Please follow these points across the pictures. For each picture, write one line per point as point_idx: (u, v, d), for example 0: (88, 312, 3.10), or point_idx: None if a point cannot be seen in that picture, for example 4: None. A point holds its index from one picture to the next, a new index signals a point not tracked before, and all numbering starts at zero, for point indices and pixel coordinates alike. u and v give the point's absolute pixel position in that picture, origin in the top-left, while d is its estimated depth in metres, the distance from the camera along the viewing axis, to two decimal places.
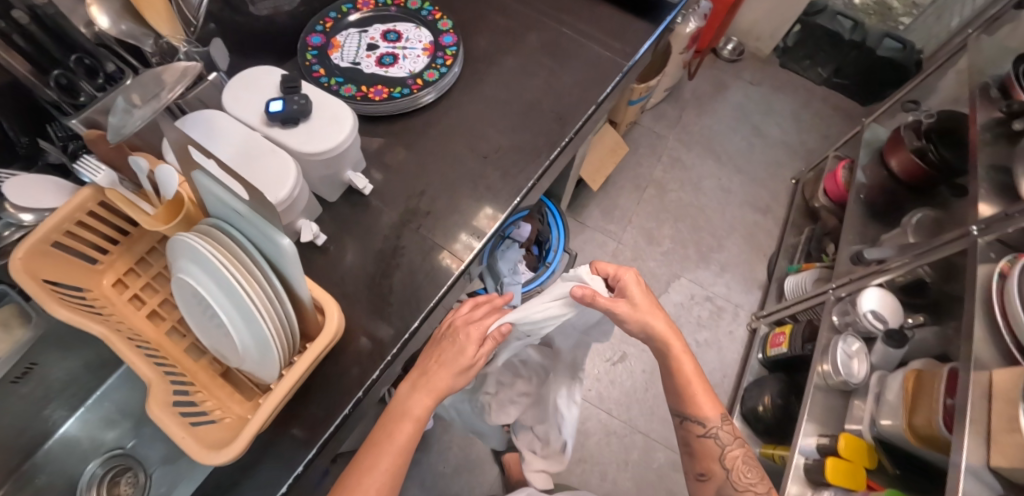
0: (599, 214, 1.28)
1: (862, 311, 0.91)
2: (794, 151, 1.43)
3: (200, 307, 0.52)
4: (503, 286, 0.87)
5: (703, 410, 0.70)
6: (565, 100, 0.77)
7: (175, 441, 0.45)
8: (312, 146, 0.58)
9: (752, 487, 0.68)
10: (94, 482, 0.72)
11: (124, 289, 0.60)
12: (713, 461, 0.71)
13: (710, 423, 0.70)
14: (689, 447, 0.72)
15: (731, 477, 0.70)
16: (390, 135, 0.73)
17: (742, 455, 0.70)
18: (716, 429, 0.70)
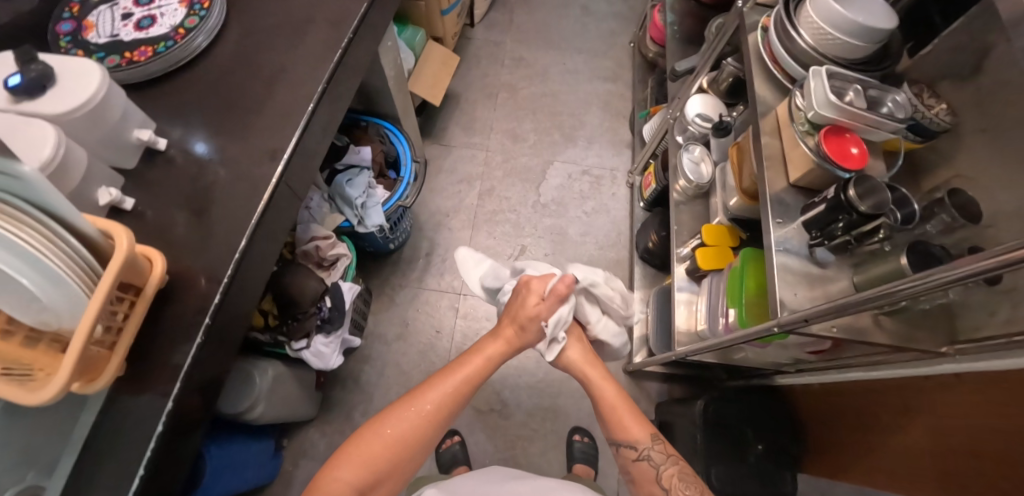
0: (460, 131, 1.33)
1: (690, 118, 0.98)
2: (623, 19, 1.53)
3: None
4: (360, 209, 0.92)
5: (632, 433, 0.75)
6: (340, 7, 0.80)
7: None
8: (65, 104, 0.56)
9: None
10: None
11: None
12: (652, 486, 0.72)
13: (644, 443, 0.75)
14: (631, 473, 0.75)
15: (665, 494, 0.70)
16: (169, 88, 0.72)
17: (679, 473, 0.71)
18: (650, 450, 0.74)
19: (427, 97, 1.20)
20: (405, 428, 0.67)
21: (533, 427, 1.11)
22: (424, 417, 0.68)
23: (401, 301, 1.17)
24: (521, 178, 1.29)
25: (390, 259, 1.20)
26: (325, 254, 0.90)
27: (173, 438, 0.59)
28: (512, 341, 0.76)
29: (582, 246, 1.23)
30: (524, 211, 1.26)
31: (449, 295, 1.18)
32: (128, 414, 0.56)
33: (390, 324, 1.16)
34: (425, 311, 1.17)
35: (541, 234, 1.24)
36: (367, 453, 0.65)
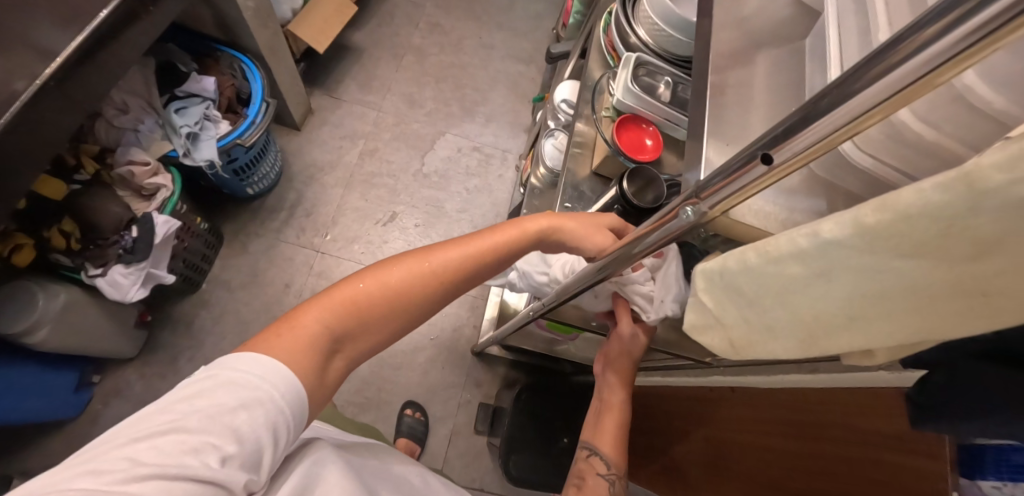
0: (356, 87, 1.26)
1: (557, 102, 0.96)
2: (552, 5, 1.50)
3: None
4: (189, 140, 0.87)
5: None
6: None
7: None
8: None
9: None
10: None
11: None
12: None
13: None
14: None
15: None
16: None
17: None
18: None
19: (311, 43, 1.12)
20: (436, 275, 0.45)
21: (368, 396, 1.06)
22: (373, 307, 0.43)
23: (253, 249, 1.11)
24: (408, 144, 1.24)
25: (249, 206, 1.13)
26: (142, 181, 0.85)
27: None
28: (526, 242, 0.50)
29: (456, 222, 1.19)
30: (404, 178, 1.20)
31: (305, 252, 1.12)
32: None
33: (236, 272, 1.10)
34: (276, 264, 1.11)
35: (416, 204, 1.19)
36: (353, 300, 0.42)
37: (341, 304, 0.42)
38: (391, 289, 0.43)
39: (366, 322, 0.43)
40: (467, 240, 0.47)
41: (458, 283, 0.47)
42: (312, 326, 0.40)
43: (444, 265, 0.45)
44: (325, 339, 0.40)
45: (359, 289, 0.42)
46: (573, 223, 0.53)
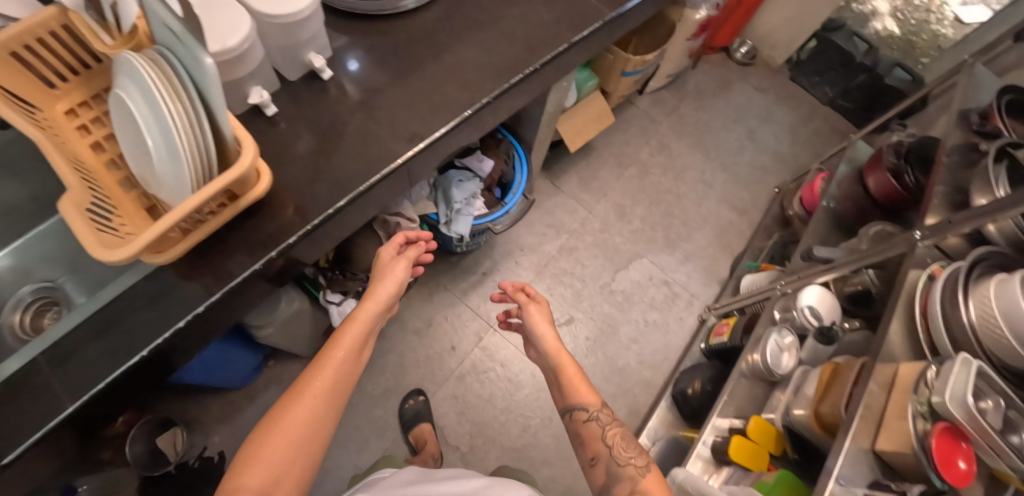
0: (576, 182, 1.29)
1: (800, 304, 0.92)
2: (784, 161, 1.44)
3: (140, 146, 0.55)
4: (453, 213, 0.92)
5: (585, 397, 0.72)
6: (541, 33, 0.78)
7: (77, 233, 0.48)
8: (268, 7, 0.59)
9: (631, 460, 0.66)
10: (20, 306, 0.75)
11: (85, 134, 0.64)
12: (597, 445, 0.69)
13: (587, 406, 0.72)
14: (579, 436, 0.71)
15: (610, 454, 0.68)
16: (363, 31, 0.73)
17: (622, 433, 0.70)
18: (599, 412, 0.71)
19: (564, 137, 1.16)
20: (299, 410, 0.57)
21: None
22: (298, 436, 0.56)
23: (438, 301, 1.16)
24: (605, 254, 1.23)
25: (449, 259, 1.18)
26: (401, 233, 0.89)
27: (197, 328, 0.63)
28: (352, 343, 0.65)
29: (625, 350, 1.16)
30: (590, 287, 1.20)
31: (479, 322, 1.16)
32: (167, 299, 0.60)
33: (415, 317, 1.14)
34: (451, 323, 1.15)
35: (593, 317, 1.18)
36: (287, 439, 0.55)
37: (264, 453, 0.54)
38: (300, 425, 0.56)
39: (305, 447, 0.56)
40: (331, 349, 0.64)
41: (338, 390, 0.62)
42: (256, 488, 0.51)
43: (321, 378, 0.60)
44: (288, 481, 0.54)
45: (275, 438, 0.55)
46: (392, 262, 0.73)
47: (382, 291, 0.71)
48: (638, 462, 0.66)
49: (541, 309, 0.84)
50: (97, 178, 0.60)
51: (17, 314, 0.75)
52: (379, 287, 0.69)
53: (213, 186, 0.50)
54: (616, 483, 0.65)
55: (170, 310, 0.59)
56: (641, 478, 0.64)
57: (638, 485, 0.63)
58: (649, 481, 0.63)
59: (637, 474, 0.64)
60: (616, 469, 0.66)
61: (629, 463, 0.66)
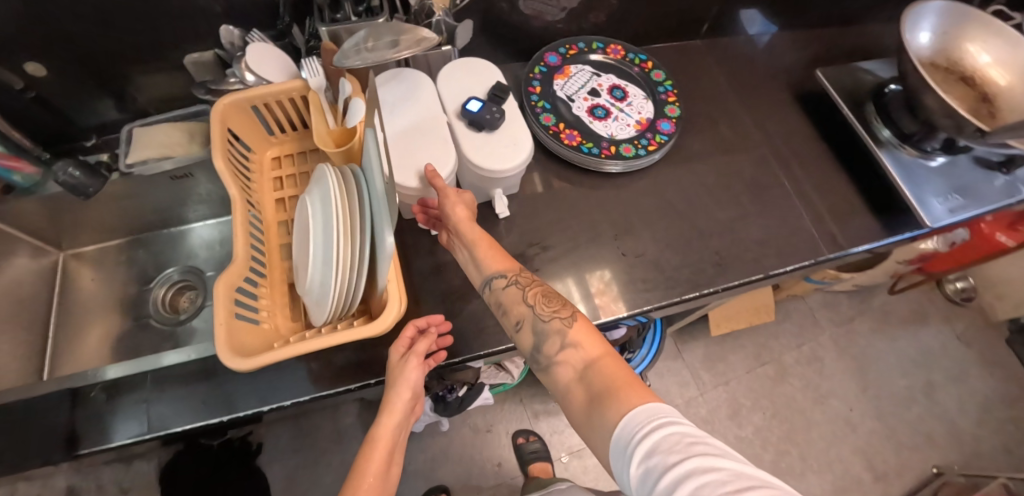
0: (701, 356, 1.19)
1: None
2: (959, 439, 1.17)
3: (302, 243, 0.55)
4: None
5: (494, 263, 0.55)
6: (736, 249, 0.72)
7: (214, 323, 0.49)
8: (475, 154, 0.57)
9: (556, 318, 0.51)
10: (167, 282, 0.85)
11: (278, 185, 0.68)
12: (519, 308, 0.53)
13: (503, 272, 0.55)
14: (501, 306, 0.54)
15: (533, 314, 0.52)
16: (563, 182, 0.74)
17: (544, 289, 0.54)
18: (520, 278, 0.54)
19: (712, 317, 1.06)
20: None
21: None
22: None
23: (507, 410, 1.14)
24: None
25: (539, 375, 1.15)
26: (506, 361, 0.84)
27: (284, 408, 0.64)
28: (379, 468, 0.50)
29: None
30: None
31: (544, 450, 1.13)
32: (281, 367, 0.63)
33: (480, 416, 1.14)
34: (506, 441, 1.12)
35: None
36: None
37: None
38: None
39: None
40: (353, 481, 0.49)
41: None
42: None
43: None
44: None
45: None
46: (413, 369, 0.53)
47: (398, 404, 0.52)
48: (568, 316, 0.51)
49: (471, 206, 0.58)
50: (264, 238, 0.62)
51: (162, 288, 0.85)
52: (397, 405, 0.52)
53: (350, 335, 0.49)
54: (545, 342, 0.50)
55: (276, 379, 0.63)
56: (570, 330, 0.50)
57: (570, 339, 0.49)
58: (577, 330, 0.50)
59: (563, 326, 0.50)
60: (541, 327, 0.51)
61: (556, 318, 0.51)
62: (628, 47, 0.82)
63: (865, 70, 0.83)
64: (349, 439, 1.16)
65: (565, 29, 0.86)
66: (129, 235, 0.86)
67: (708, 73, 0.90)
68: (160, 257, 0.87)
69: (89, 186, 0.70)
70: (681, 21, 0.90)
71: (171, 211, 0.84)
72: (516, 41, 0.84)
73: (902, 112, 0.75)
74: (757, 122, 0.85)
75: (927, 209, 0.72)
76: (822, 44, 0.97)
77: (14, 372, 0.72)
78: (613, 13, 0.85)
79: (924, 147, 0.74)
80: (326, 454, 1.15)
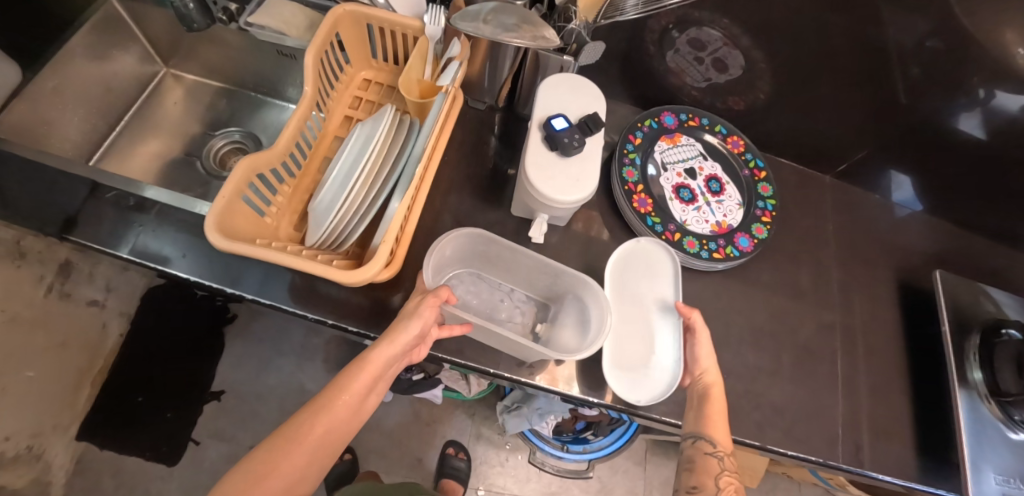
0: (663, 479, 1.11)
1: None
2: None
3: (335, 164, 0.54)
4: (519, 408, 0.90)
5: (718, 431, 0.54)
6: (746, 401, 0.64)
7: (218, 192, 0.49)
8: (535, 172, 0.54)
9: None
10: (226, 138, 0.89)
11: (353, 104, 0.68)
12: (707, 480, 0.52)
13: (717, 443, 0.53)
14: (690, 462, 0.54)
15: None
16: (611, 240, 0.69)
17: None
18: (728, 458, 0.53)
19: None
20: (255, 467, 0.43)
21: None
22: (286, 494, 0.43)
23: (454, 416, 1.11)
24: None
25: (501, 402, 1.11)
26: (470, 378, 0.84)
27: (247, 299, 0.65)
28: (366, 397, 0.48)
29: None
30: None
31: None
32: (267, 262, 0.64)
33: (428, 408, 1.12)
34: (439, 444, 1.09)
35: None
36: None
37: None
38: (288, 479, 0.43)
39: None
40: (334, 392, 0.47)
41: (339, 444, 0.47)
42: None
43: (320, 429, 0.45)
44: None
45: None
46: (428, 309, 0.50)
47: (403, 336, 0.49)
48: None
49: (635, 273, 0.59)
50: (313, 144, 0.62)
51: (221, 139, 0.89)
52: (402, 335, 0.48)
53: (322, 267, 0.47)
54: None
55: (257, 271, 0.63)
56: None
57: None
58: None
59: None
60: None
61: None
62: (750, 146, 0.75)
63: (992, 298, 0.71)
64: (306, 357, 1.18)
65: (698, 98, 0.80)
66: (222, 82, 0.91)
67: (822, 213, 0.81)
68: (237, 114, 0.91)
69: (194, 21, 0.72)
70: (820, 148, 0.82)
71: (267, 80, 0.88)
72: (644, 86, 0.80)
73: (1009, 366, 0.64)
74: (844, 288, 0.75)
75: (979, 479, 0.60)
76: (957, 247, 0.85)
77: (70, 145, 0.78)
78: (755, 107, 0.79)
79: (1013, 414, 0.62)
80: (280, 360, 1.17)
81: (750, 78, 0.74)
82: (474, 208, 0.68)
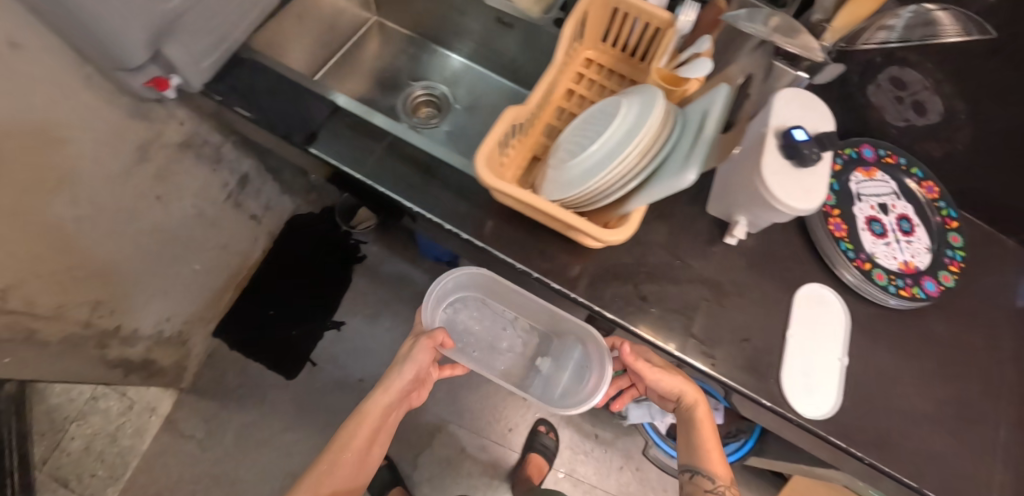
0: None
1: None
2: None
3: (583, 133, 0.58)
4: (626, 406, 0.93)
5: (715, 466, 0.70)
6: (908, 444, 0.64)
7: (490, 135, 0.53)
8: (772, 180, 0.57)
9: None
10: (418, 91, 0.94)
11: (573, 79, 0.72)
12: None
13: (715, 477, 0.69)
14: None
15: None
16: (797, 257, 0.70)
17: None
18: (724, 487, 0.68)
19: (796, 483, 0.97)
20: (344, 445, 0.70)
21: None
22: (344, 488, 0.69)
23: None
24: None
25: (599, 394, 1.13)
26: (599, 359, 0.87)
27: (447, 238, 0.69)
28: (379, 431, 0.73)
29: None
30: None
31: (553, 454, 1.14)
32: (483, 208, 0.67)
33: None
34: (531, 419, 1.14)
35: None
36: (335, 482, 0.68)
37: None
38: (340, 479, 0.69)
39: None
40: (342, 441, 0.71)
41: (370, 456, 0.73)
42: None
43: (347, 453, 0.70)
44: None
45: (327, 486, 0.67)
46: (422, 355, 0.73)
47: (395, 386, 0.73)
48: None
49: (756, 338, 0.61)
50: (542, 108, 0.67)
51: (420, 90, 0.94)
52: (397, 384, 0.72)
53: (581, 225, 0.52)
54: None
55: (473, 214, 0.65)
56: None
57: None
58: None
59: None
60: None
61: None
62: (945, 194, 0.74)
63: None
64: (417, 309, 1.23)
65: (894, 137, 0.80)
66: (425, 39, 0.96)
67: (1001, 277, 0.79)
68: (428, 70, 0.96)
69: None
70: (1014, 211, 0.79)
71: (464, 43, 0.92)
72: (841, 115, 0.80)
73: None
74: (1017, 357, 0.73)
75: None
76: None
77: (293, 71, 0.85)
78: (956, 156, 0.77)
79: None
80: (397, 305, 1.22)
81: (963, 127, 0.73)
82: (669, 199, 0.70)
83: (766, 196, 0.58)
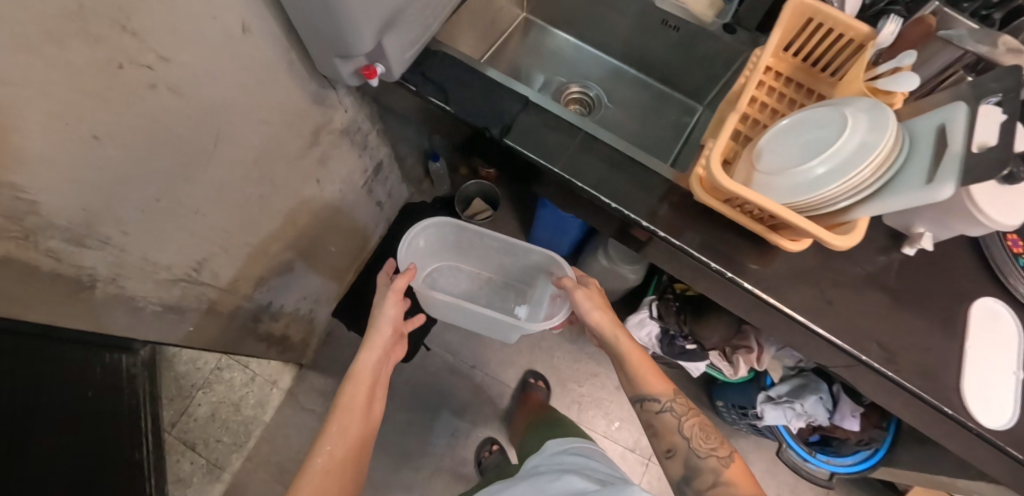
0: None
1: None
2: None
3: (794, 139, 0.61)
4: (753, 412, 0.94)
5: (658, 388, 0.79)
6: None
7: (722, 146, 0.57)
8: (982, 194, 0.57)
9: (712, 449, 0.73)
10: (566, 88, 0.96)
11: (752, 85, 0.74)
12: (675, 433, 0.76)
13: (661, 396, 0.78)
14: (656, 426, 0.79)
15: (690, 444, 0.74)
16: (978, 271, 0.69)
17: (700, 424, 0.76)
18: (673, 402, 0.78)
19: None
20: (353, 401, 0.74)
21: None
22: (360, 427, 0.73)
23: None
24: None
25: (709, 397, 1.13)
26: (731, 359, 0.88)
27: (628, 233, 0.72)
28: (375, 382, 0.79)
29: None
30: None
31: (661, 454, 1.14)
32: (671, 207, 0.70)
33: None
34: None
35: None
36: (353, 417, 0.74)
37: (338, 453, 0.69)
38: (366, 421, 0.75)
39: (364, 444, 0.73)
40: (351, 377, 0.77)
41: (376, 389, 0.78)
42: (343, 465, 0.69)
43: (359, 388, 0.76)
44: (353, 475, 0.70)
45: (354, 420, 0.73)
46: (389, 307, 0.83)
47: (379, 338, 0.81)
48: (722, 450, 0.73)
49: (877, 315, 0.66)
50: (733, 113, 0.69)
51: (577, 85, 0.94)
52: (376, 333, 0.80)
53: (810, 229, 0.56)
54: (702, 474, 0.72)
55: (663, 213, 0.69)
56: (723, 471, 0.70)
57: (722, 475, 0.70)
58: (733, 469, 0.71)
59: (719, 466, 0.71)
60: (694, 460, 0.73)
61: (711, 455, 0.72)
62: None
63: None
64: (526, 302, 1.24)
65: None
66: (580, 41, 0.96)
67: None
68: (572, 68, 0.98)
69: None
70: None
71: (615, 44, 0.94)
72: None
73: None
74: None
75: None
76: None
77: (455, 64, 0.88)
78: None
79: None
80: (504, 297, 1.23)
81: None
82: None
83: (965, 213, 0.57)
